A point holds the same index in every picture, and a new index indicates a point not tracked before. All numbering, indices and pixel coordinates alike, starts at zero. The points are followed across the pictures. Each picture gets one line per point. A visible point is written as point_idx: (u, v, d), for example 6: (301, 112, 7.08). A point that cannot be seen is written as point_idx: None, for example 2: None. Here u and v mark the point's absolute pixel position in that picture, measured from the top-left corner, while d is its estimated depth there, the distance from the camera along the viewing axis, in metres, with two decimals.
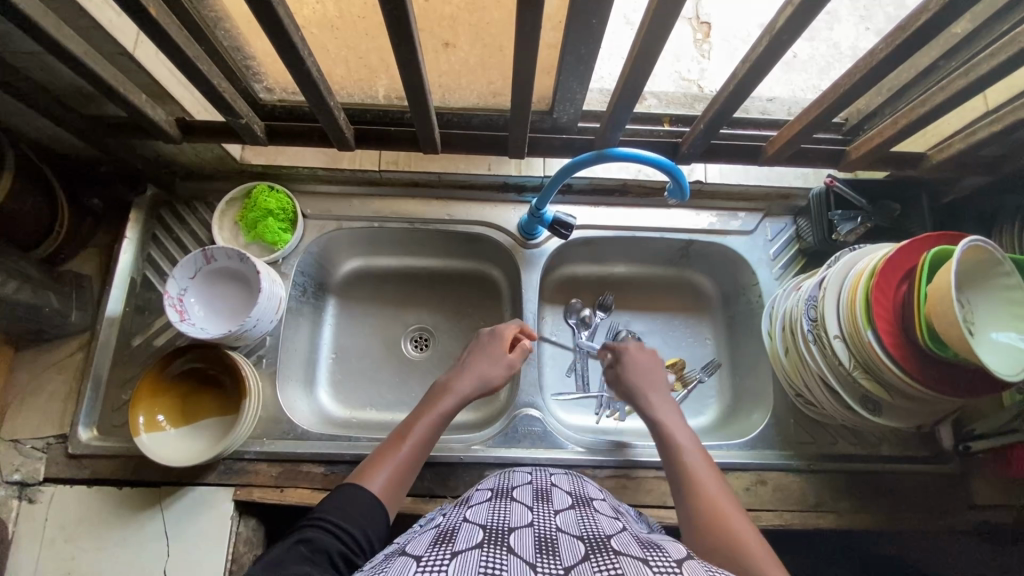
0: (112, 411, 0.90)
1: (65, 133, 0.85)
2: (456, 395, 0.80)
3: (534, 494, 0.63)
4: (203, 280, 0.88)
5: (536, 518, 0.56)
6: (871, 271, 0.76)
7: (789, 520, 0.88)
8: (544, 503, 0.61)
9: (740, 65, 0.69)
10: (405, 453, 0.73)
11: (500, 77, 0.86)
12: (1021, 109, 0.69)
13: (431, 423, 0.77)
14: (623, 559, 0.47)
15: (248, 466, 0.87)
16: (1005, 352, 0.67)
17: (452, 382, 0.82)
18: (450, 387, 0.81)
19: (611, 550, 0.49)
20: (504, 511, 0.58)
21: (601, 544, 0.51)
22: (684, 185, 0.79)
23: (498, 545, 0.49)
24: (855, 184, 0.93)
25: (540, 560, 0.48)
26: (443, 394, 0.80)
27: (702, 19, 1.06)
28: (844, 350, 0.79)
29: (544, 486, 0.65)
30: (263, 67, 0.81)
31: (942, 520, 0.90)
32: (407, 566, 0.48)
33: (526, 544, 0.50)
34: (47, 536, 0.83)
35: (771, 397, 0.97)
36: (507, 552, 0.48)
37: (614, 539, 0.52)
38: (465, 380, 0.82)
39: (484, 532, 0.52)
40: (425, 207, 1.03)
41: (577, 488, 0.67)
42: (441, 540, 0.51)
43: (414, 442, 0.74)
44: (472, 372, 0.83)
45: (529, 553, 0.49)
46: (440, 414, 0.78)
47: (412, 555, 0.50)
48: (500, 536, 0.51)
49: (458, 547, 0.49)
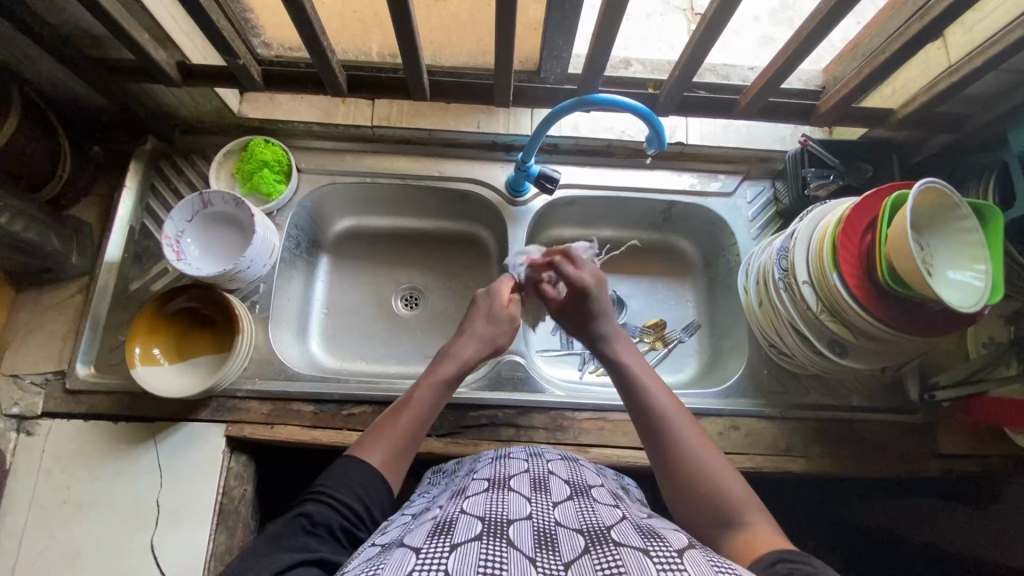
0: (109, 350, 0.93)
1: (70, 77, 0.88)
2: (459, 361, 0.81)
3: (532, 483, 0.63)
4: (200, 223, 0.93)
5: (534, 510, 0.57)
6: (838, 220, 0.80)
7: (760, 463, 0.92)
8: (542, 493, 0.61)
9: (710, 15, 0.74)
10: (405, 424, 0.73)
11: (488, 34, 0.89)
12: (976, 60, 0.74)
13: (434, 390, 0.77)
14: (623, 552, 0.48)
15: (239, 404, 0.91)
16: (960, 288, 0.70)
17: (456, 348, 0.82)
18: (453, 353, 0.82)
19: (611, 543, 0.50)
20: (500, 502, 0.58)
21: (601, 536, 0.51)
22: (662, 134, 0.84)
23: (498, 538, 0.50)
24: (830, 144, 0.97)
25: (540, 554, 0.49)
26: (445, 360, 0.81)
27: (695, 11, 1.08)
28: (812, 294, 0.83)
29: (541, 475, 0.66)
30: (261, 21, 0.86)
31: (908, 467, 0.93)
32: (406, 558, 0.48)
33: (525, 537, 0.51)
34: (43, 467, 0.86)
35: (746, 350, 1.01)
36: (507, 546, 0.49)
37: (615, 529, 0.53)
38: (471, 346, 0.83)
39: (482, 524, 0.52)
40: (416, 163, 1.07)
41: (575, 475, 0.68)
42: (440, 531, 0.52)
43: (414, 412, 0.74)
44: (476, 337, 0.84)
45: (529, 546, 0.50)
46: (442, 380, 0.79)
47: (410, 547, 0.50)
48: (498, 528, 0.52)
49: (456, 539, 0.50)
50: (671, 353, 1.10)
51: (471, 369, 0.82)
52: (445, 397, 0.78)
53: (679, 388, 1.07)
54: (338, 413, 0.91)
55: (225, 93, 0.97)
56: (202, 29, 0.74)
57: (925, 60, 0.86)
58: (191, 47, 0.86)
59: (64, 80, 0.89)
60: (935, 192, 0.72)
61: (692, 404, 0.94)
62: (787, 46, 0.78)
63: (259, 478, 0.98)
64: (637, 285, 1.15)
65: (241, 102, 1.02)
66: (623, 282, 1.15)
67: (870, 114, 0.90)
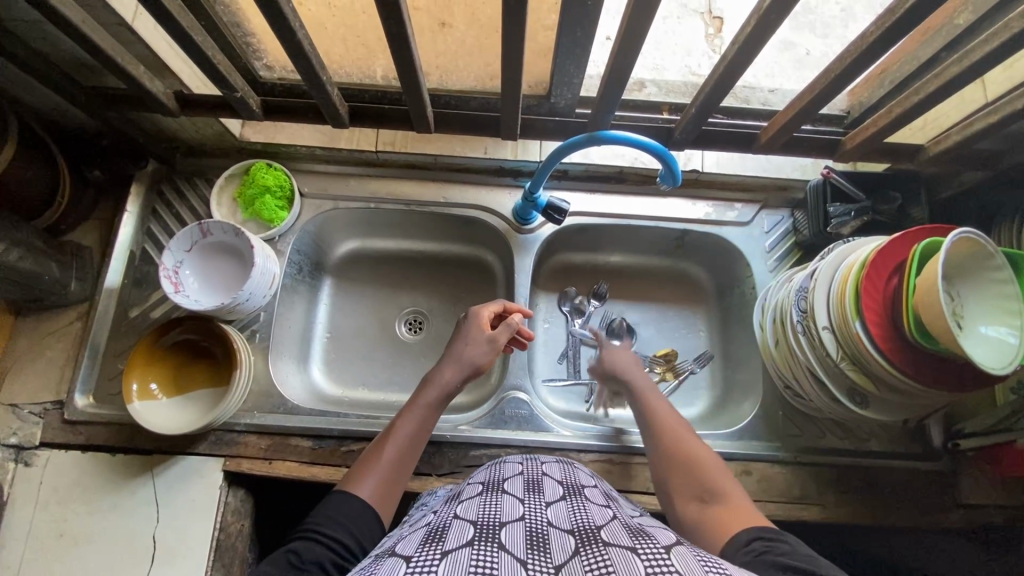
0: (108, 380, 0.92)
1: (70, 105, 0.87)
2: (440, 386, 0.78)
3: (525, 485, 0.61)
4: (198, 253, 0.90)
5: (527, 511, 0.54)
6: (861, 263, 0.75)
7: (773, 510, 0.88)
8: (535, 495, 0.58)
9: (730, 47, 0.71)
10: (390, 454, 0.71)
11: (496, 59, 0.85)
12: (1018, 100, 0.69)
13: (417, 417, 0.76)
14: (611, 550, 0.46)
15: (237, 438, 0.89)
16: (994, 345, 0.66)
17: (435, 372, 0.80)
18: (435, 377, 0.80)
19: (600, 542, 0.47)
20: (493, 505, 0.55)
21: (591, 537, 0.49)
22: (676, 170, 0.81)
23: (489, 542, 0.47)
24: (853, 176, 0.92)
25: (530, 556, 0.46)
26: (425, 387, 0.79)
27: (714, 13, 1.01)
28: (832, 340, 0.78)
29: (535, 477, 0.63)
30: (262, 44, 0.81)
31: (928, 517, 0.89)
32: (396, 567, 0.45)
33: (516, 539, 0.48)
34: (40, 498, 0.85)
35: (760, 388, 0.97)
36: (498, 549, 0.46)
37: (604, 529, 0.50)
38: (451, 371, 0.80)
39: (474, 529, 0.50)
40: (422, 189, 1.04)
41: (568, 477, 0.66)
42: (431, 539, 0.49)
43: (397, 441, 0.72)
44: (456, 362, 0.81)
45: (520, 549, 0.47)
46: (424, 405, 0.77)
47: (401, 556, 0.47)
48: (490, 532, 0.49)
49: (448, 545, 0.47)
50: (682, 385, 1.06)
51: (453, 395, 0.79)
52: (430, 423, 0.76)
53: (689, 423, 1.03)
54: (336, 450, 0.89)
55: (227, 119, 0.95)
56: (197, 62, 0.72)
57: (959, 95, 0.81)
58: (190, 74, 0.84)
59: (64, 106, 0.87)
60: (970, 243, 0.67)
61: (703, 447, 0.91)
62: (814, 81, 0.75)
63: (257, 508, 0.97)
64: (647, 313, 1.11)
65: (242, 125, 1.00)
66: (632, 309, 1.11)
67: (897, 149, 0.86)
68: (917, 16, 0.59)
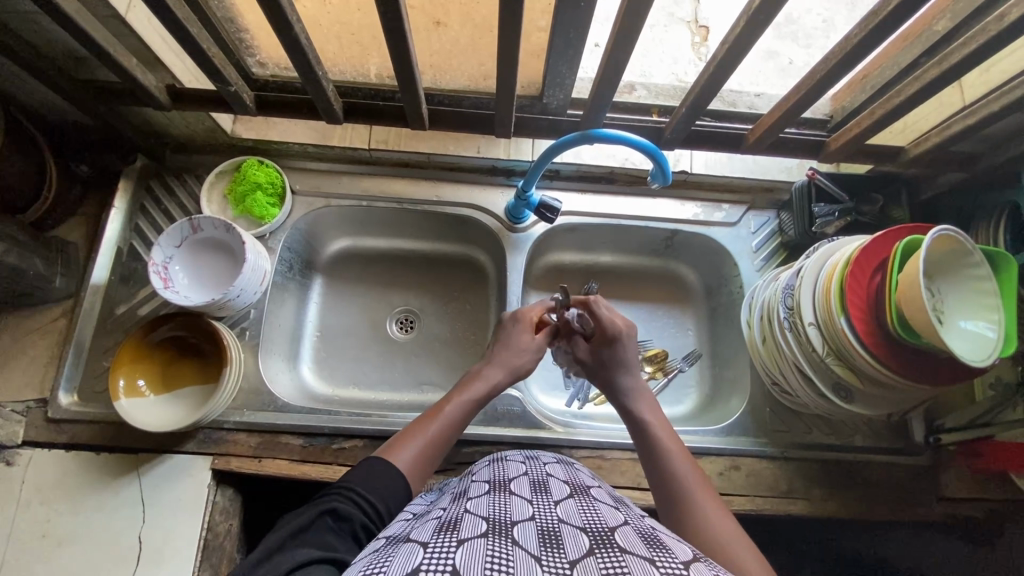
0: (94, 378, 0.90)
1: (59, 98, 0.86)
2: (493, 381, 0.79)
3: (532, 486, 0.61)
4: (188, 249, 0.90)
5: (537, 512, 0.54)
6: (846, 260, 0.77)
7: (761, 505, 0.89)
8: (542, 496, 0.58)
9: (719, 48, 0.73)
10: (435, 433, 0.71)
11: (489, 59, 0.86)
12: (993, 103, 0.72)
13: (465, 407, 0.76)
14: (629, 557, 0.45)
15: (226, 436, 0.88)
16: (971, 338, 0.68)
17: (488, 366, 0.81)
18: (489, 369, 0.80)
19: (617, 547, 0.47)
20: (503, 504, 0.55)
21: (606, 539, 0.49)
22: (666, 169, 0.82)
23: (503, 537, 0.47)
24: (836, 178, 0.95)
25: (544, 552, 0.46)
26: (472, 378, 0.79)
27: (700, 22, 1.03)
28: (818, 336, 0.80)
29: (540, 478, 0.63)
30: (256, 41, 0.81)
31: (911, 510, 0.91)
32: (413, 551, 0.45)
33: (530, 537, 0.48)
34: (21, 499, 0.83)
35: (748, 384, 0.99)
36: (512, 544, 0.46)
37: (618, 533, 0.50)
38: (503, 366, 0.81)
39: (487, 524, 0.50)
40: (415, 188, 1.04)
41: (573, 477, 0.66)
42: (446, 528, 0.49)
43: (444, 422, 0.72)
44: (513, 357, 0.82)
45: (533, 546, 0.47)
46: (475, 397, 0.77)
47: (416, 541, 0.47)
48: (503, 528, 0.49)
49: (463, 535, 0.47)
50: (671, 383, 1.08)
51: (500, 392, 0.80)
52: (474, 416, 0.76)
53: (677, 421, 1.04)
54: (327, 448, 0.88)
55: (219, 116, 0.95)
56: (192, 55, 0.72)
57: (937, 100, 0.84)
58: (181, 68, 0.84)
59: (52, 100, 0.86)
60: (949, 240, 0.69)
61: (692, 443, 0.92)
62: (799, 83, 0.77)
63: (245, 507, 0.96)
64: (637, 312, 1.13)
65: (233, 121, 1.00)
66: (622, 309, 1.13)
67: (878, 151, 0.89)
68: (896, 19, 0.61)
